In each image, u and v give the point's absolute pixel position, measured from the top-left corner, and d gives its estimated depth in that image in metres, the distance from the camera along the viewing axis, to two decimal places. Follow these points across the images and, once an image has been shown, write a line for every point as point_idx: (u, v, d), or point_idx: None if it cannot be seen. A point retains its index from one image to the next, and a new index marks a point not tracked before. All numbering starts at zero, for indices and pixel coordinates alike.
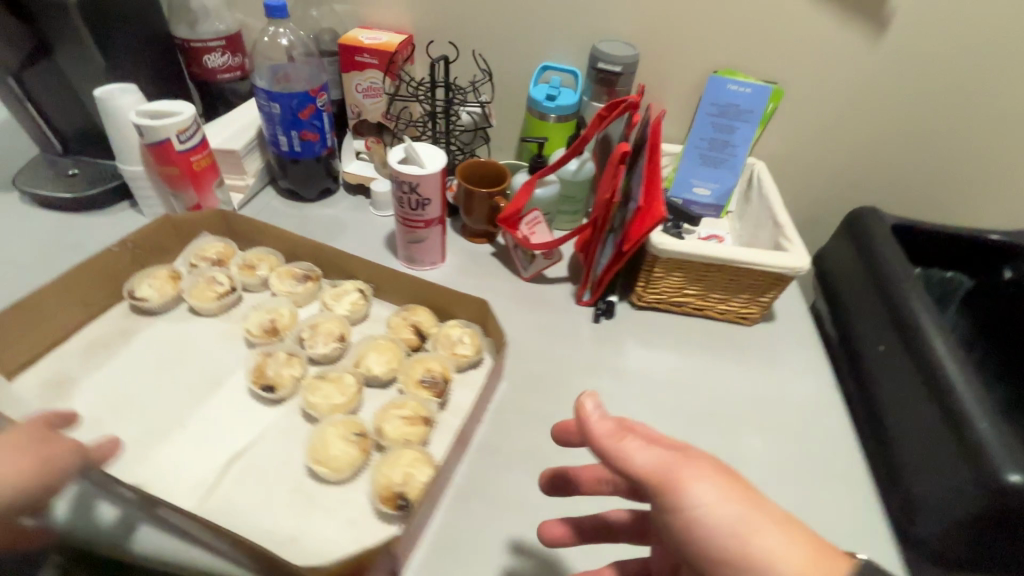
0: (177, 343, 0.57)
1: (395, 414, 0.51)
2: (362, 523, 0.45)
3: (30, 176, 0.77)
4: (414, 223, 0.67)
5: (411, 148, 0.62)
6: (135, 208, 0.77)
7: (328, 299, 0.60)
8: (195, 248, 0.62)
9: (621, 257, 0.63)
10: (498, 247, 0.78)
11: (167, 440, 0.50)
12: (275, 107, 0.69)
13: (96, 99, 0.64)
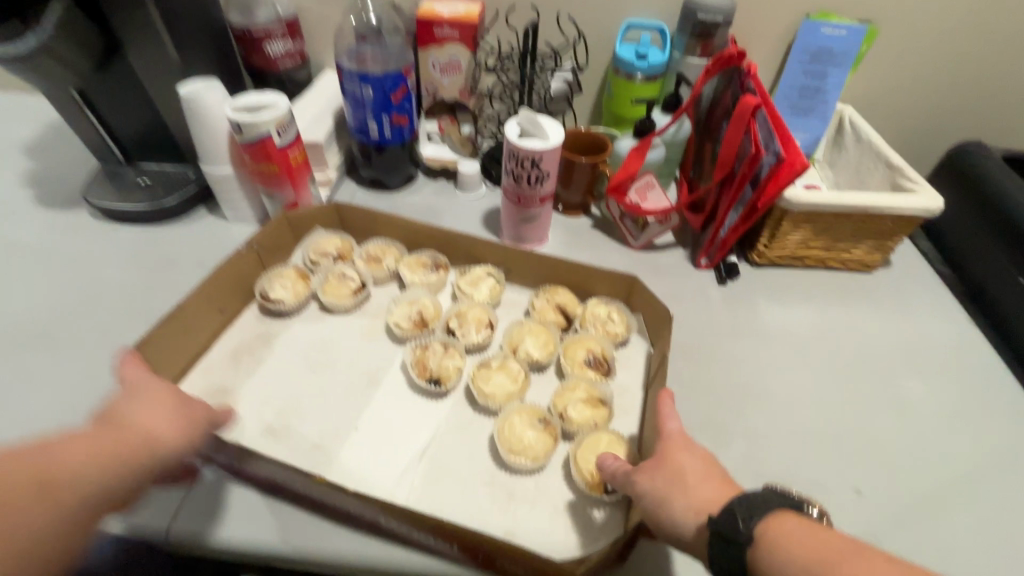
0: (330, 343, 0.60)
1: (573, 398, 0.54)
2: (568, 512, 0.47)
3: (98, 190, 0.72)
4: (528, 201, 0.64)
5: (532, 121, 0.59)
6: (215, 213, 0.73)
7: (466, 286, 0.64)
8: (317, 244, 0.66)
9: (755, 213, 0.61)
10: (597, 218, 0.76)
11: (350, 443, 0.52)
12: (365, 91, 0.65)
13: (183, 98, 0.59)
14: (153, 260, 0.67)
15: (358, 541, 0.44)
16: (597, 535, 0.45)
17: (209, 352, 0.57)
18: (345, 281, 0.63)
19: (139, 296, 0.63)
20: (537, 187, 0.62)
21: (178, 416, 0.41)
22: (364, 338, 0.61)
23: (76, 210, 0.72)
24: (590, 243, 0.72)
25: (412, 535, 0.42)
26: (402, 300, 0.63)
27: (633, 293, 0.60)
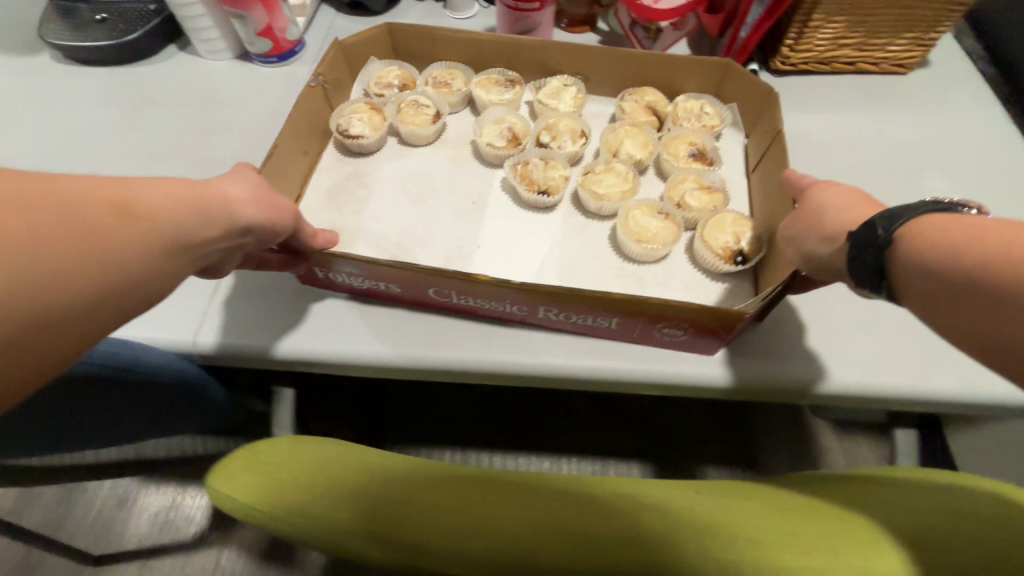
0: (424, 174, 0.62)
1: (687, 188, 0.60)
2: (698, 285, 0.54)
3: (55, 28, 0.65)
4: (526, 6, 0.58)
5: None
6: (186, 50, 0.66)
7: (550, 99, 0.64)
8: (380, 75, 0.64)
9: (777, 11, 0.54)
10: (605, 34, 0.68)
11: (476, 253, 0.56)
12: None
13: None
14: (131, 101, 0.62)
15: (504, 339, 0.48)
16: (724, 294, 0.53)
17: (304, 198, 0.58)
18: (421, 108, 0.63)
19: (123, 137, 0.59)
20: None
21: (265, 198, 0.37)
22: (456, 165, 0.63)
23: (38, 56, 0.67)
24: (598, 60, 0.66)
25: (571, 321, 0.46)
26: (488, 121, 0.64)
27: (724, 79, 0.61)
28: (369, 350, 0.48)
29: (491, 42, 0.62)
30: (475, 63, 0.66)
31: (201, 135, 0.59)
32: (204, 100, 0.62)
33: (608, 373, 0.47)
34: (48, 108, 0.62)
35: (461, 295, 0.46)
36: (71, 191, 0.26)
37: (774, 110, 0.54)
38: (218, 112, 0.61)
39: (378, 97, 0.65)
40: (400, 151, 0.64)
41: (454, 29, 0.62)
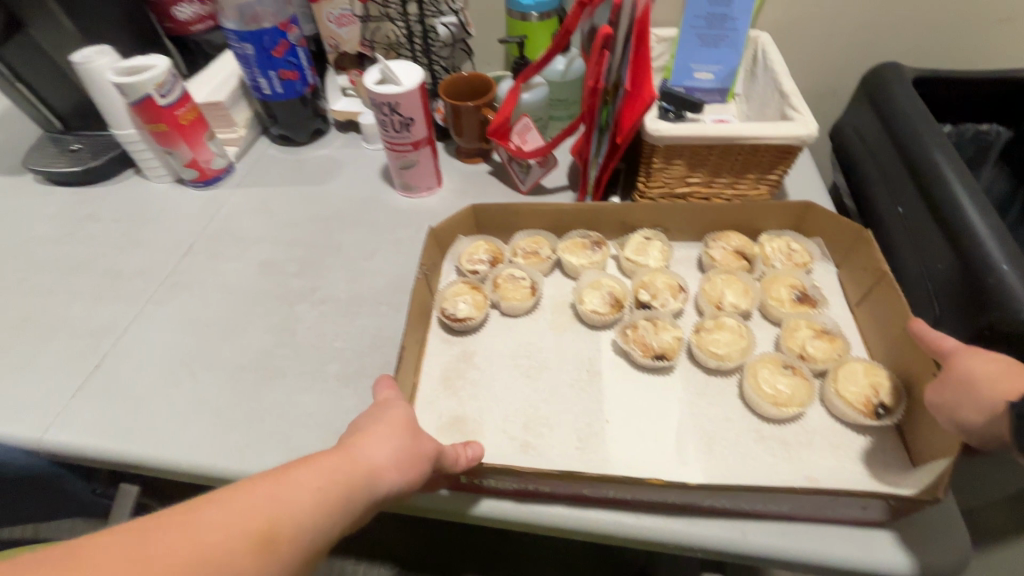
0: (526, 345, 0.53)
1: (806, 336, 0.50)
2: (848, 454, 0.43)
3: (41, 156, 0.79)
4: (402, 147, 0.66)
5: (387, 66, 0.61)
6: (138, 173, 0.78)
7: (635, 254, 0.57)
8: (467, 252, 0.59)
9: (615, 152, 0.61)
10: (494, 165, 0.76)
11: (606, 434, 0.46)
12: (244, 48, 0.68)
13: (76, 65, 0.64)
14: (77, 215, 0.72)
15: (693, 525, 0.41)
16: (907, 470, 0.42)
17: (420, 388, 0.50)
18: (519, 282, 0.56)
19: (57, 246, 0.68)
20: (406, 132, 0.63)
21: (399, 451, 0.36)
22: (560, 332, 0.54)
23: (20, 176, 0.80)
24: (480, 187, 0.74)
25: (754, 506, 0.40)
26: (589, 284, 0.56)
27: (805, 214, 0.57)
28: (525, 512, 0.43)
29: (570, 207, 0.58)
30: (557, 226, 0.60)
31: (119, 247, 0.67)
32: (138, 218, 0.71)
33: (840, 566, 0.39)
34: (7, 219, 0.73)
35: (623, 492, 0.40)
36: (207, 532, 0.28)
37: (873, 248, 0.49)
38: (141, 226, 0.70)
39: (467, 275, 0.58)
40: (503, 326, 0.55)
41: (539, 198, 0.58)
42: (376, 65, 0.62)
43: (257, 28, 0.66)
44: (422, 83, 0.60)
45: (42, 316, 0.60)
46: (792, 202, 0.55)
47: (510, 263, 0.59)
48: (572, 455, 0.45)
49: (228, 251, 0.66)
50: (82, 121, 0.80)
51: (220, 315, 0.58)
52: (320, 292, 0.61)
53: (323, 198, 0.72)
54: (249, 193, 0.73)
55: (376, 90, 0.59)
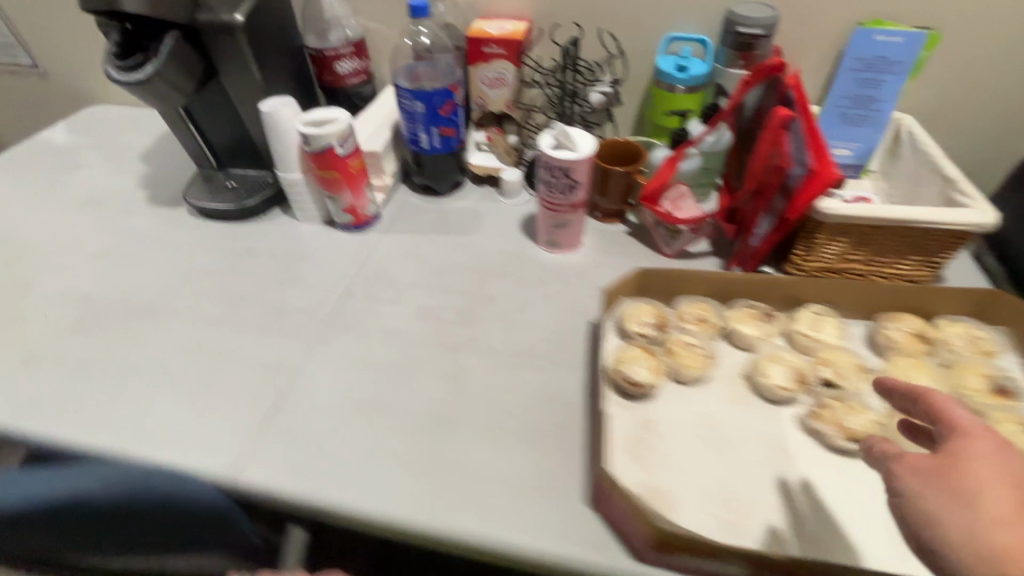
0: (708, 417, 0.53)
1: (1012, 430, 0.48)
2: None
3: (198, 192, 0.84)
4: (560, 207, 0.68)
5: (564, 132, 0.64)
6: (287, 213, 0.82)
7: (811, 329, 0.57)
8: (636, 316, 0.59)
9: (784, 227, 0.61)
10: (633, 226, 0.78)
11: (811, 519, 0.46)
12: (414, 106, 0.72)
13: (264, 114, 0.68)
14: (235, 251, 0.76)
15: None
16: None
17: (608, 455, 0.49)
18: (693, 349, 0.57)
19: (220, 280, 0.71)
20: (569, 194, 0.65)
21: None
22: (740, 405, 0.54)
23: (176, 209, 0.85)
24: (620, 247, 0.75)
25: None
26: (768, 357, 0.56)
27: (986, 302, 0.57)
28: None
29: (746, 278, 0.59)
30: (724, 294, 0.61)
31: (278, 286, 0.70)
32: (292, 257, 0.74)
33: None
34: (169, 250, 0.77)
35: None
36: None
37: None
38: (297, 265, 0.73)
39: (636, 339, 0.59)
40: (678, 394, 0.55)
41: (710, 267, 0.59)
42: (552, 128, 0.64)
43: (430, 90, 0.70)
44: (596, 151, 0.62)
45: (215, 349, 0.62)
46: (978, 289, 0.55)
47: (678, 329, 0.59)
48: (782, 541, 0.44)
49: (385, 296, 0.67)
50: (238, 161, 0.85)
51: (388, 360, 0.60)
52: (481, 343, 0.62)
53: (470, 250, 0.74)
54: (397, 240, 0.76)
55: (555, 155, 0.62)
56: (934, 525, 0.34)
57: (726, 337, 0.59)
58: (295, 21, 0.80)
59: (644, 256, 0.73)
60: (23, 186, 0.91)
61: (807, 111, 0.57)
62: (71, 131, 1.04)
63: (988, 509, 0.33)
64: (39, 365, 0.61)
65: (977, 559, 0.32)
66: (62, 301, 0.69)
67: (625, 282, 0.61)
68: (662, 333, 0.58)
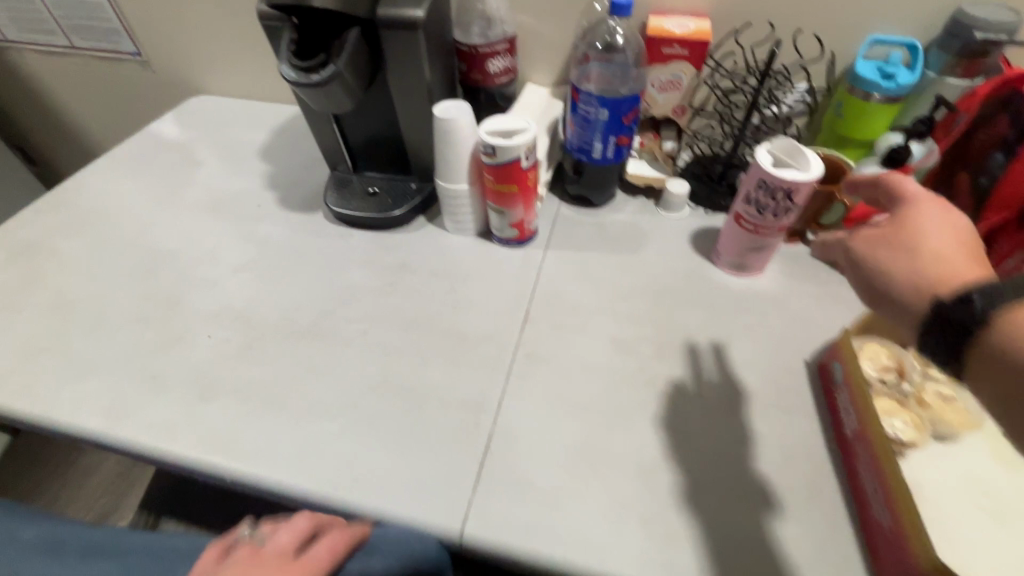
0: (981, 481, 0.48)
1: None
2: None
3: (336, 196, 0.79)
4: (762, 230, 0.62)
5: (785, 149, 0.57)
6: (434, 223, 0.77)
7: None
8: (877, 358, 0.53)
9: None
10: (816, 245, 0.71)
11: None
12: (596, 114, 0.66)
13: (442, 121, 0.63)
14: (390, 265, 0.70)
15: None
16: None
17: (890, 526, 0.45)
18: (945, 399, 0.52)
19: (383, 298, 0.66)
20: (781, 218, 0.59)
21: None
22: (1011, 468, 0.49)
23: (312, 215, 0.80)
24: (810, 272, 0.68)
25: None
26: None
27: None
28: None
29: None
30: None
31: (448, 308, 0.65)
32: (453, 273, 0.69)
33: None
34: (317, 261, 0.72)
35: None
36: None
37: None
38: (461, 284, 0.67)
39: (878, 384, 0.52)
40: (937, 453, 0.50)
41: None
42: (768, 145, 0.59)
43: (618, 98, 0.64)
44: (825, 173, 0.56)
45: (401, 380, 0.57)
46: None
47: (924, 373, 0.53)
48: None
49: (569, 322, 0.62)
50: (377, 164, 0.80)
51: (595, 399, 0.55)
52: (691, 382, 0.56)
53: (644, 270, 0.69)
54: (563, 257, 0.71)
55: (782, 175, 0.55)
56: (885, 272, 0.38)
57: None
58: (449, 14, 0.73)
59: (840, 283, 0.67)
60: (144, 185, 0.86)
61: None
62: (179, 125, 0.99)
63: (928, 247, 0.36)
64: (217, 394, 0.57)
65: (917, 286, 0.36)
66: (219, 318, 0.65)
67: (863, 321, 0.55)
68: (909, 380, 0.52)
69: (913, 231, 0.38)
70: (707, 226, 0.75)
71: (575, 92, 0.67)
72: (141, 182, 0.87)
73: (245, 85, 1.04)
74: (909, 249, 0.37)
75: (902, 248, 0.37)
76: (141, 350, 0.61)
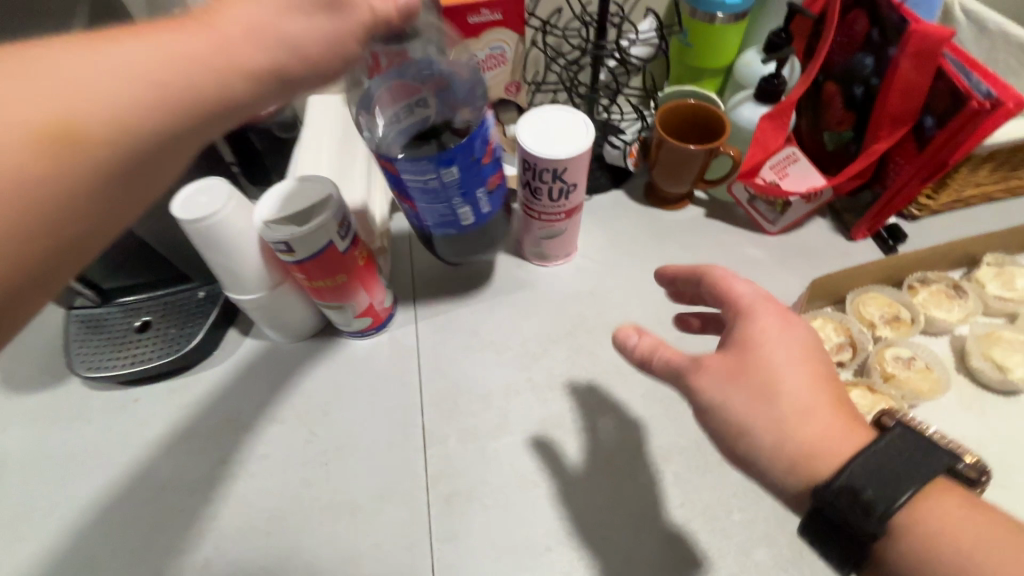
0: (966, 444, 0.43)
1: None
2: None
3: (88, 348, 0.53)
4: (548, 217, 0.51)
5: (548, 119, 0.46)
6: (255, 332, 0.55)
7: (1008, 288, 0.49)
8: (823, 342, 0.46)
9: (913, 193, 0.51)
10: (706, 204, 0.62)
11: None
12: (440, 181, 0.43)
13: (193, 224, 0.41)
14: (211, 429, 0.49)
15: None
16: None
17: None
18: (908, 363, 0.45)
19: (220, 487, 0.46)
20: (562, 200, 0.48)
21: None
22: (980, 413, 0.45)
23: (60, 386, 0.53)
24: (715, 240, 0.60)
25: None
26: (983, 338, 0.47)
27: None
28: None
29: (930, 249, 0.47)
30: (893, 277, 0.50)
31: (315, 465, 0.47)
32: (308, 408, 0.50)
33: None
34: (99, 467, 0.48)
35: None
36: None
37: None
38: (324, 420, 0.49)
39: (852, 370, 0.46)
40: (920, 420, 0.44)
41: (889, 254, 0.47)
42: (566, 115, 0.47)
43: (454, 150, 0.42)
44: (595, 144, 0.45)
45: None
46: None
47: (876, 340, 0.47)
48: None
49: (482, 419, 0.48)
50: (132, 281, 0.54)
51: (554, 524, 0.43)
52: (650, 444, 0.46)
53: (543, 303, 0.55)
54: (441, 324, 0.54)
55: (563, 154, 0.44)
56: (761, 434, 0.31)
57: (922, 329, 0.48)
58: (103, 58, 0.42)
59: (748, 242, 0.59)
60: None
61: (933, 56, 0.45)
62: None
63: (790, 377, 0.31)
64: None
65: (805, 462, 0.29)
66: None
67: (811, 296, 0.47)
68: (880, 360, 0.46)
69: (758, 360, 0.32)
70: (592, 217, 0.62)
71: (391, 167, 0.42)
72: None
73: None
74: (755, 383, 0.31)
75: (745, 371, 0.32)
76: None
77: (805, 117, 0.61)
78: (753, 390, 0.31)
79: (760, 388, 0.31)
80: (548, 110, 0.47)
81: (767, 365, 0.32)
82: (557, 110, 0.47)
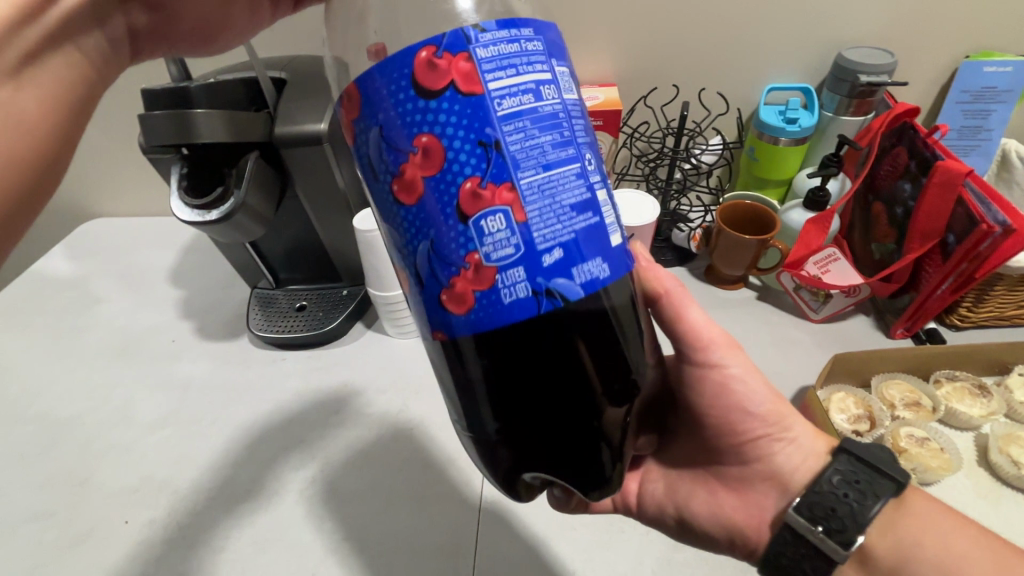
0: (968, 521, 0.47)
1: None
2: None
3: (259, 317, 0.72)
4: None
5: (626, 200, 0.64)
6: (375, 327, 0.72)
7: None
8: (842, 408, 0.53)
9: (946, 297, 0.58)
10: (759, 288, 0.71)
11: None
12: (555, 80, 0.28)
13: (363, 233, 0.59)
14: (332, 388, 0.65)
15: None
16: None
17: None
18: (922, 442, 0.51)
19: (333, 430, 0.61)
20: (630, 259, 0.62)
21: None
22: (992, 500, 0.48)
23: (235, 340, 0.72)
24: (763, 317, 0.68)
25: None
26: (1003, 436, 0.51)
27: None
28: None
29: (953, 347, 0.54)
30: (920, 370, 0.56)
31: (403, 431, 0.60)
32: (404, 387, 0.65)
33: None
34: (250, 401, 0.64)
35: None
36: None
37: None
38: (415, 399, 0.63)
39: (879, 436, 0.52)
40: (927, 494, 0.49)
41: (912, 344, 0.54)
42: (644, 194, 0.66)
43: (553, 29, 0.29)
44: (657, 218, 0.61)
45: (367, 533, 0.52)
46: None
47: (897, 419, 0.53)
48: None
49: None
50: (301, 275, 0.74)
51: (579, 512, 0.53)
52: None
53: None
54: None
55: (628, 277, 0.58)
56: (711, 518, 0.44)
57: (943, 419, 0.54)
58: (280, 115, 0.56)
59: (791, 323, 0.67)
60: (31, 339, 0.75)
61: (954, 188, 0.55)
62: (69, 257, 0.88)
63: (768, 411, 0.41)
64: None
65: (749, 525, 0.42)
66: (141, 494, 0.56)
67: (837, 370, 0.55)
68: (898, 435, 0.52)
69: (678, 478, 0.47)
70: None
71: (470, 59, 0.25)
72: (29, 335, 0.75)
73: (141, 204, 0.94)
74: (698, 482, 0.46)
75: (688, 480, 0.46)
76: (47, 557, 0.52)
77: (857, 229, 0.70)
78: (701, 498, 0.45)
79: (711, 488, 0.45)
80: (626, 194, 0.65)
81: (743, 405, 0.41)
82: (634, 195, 0.65)
